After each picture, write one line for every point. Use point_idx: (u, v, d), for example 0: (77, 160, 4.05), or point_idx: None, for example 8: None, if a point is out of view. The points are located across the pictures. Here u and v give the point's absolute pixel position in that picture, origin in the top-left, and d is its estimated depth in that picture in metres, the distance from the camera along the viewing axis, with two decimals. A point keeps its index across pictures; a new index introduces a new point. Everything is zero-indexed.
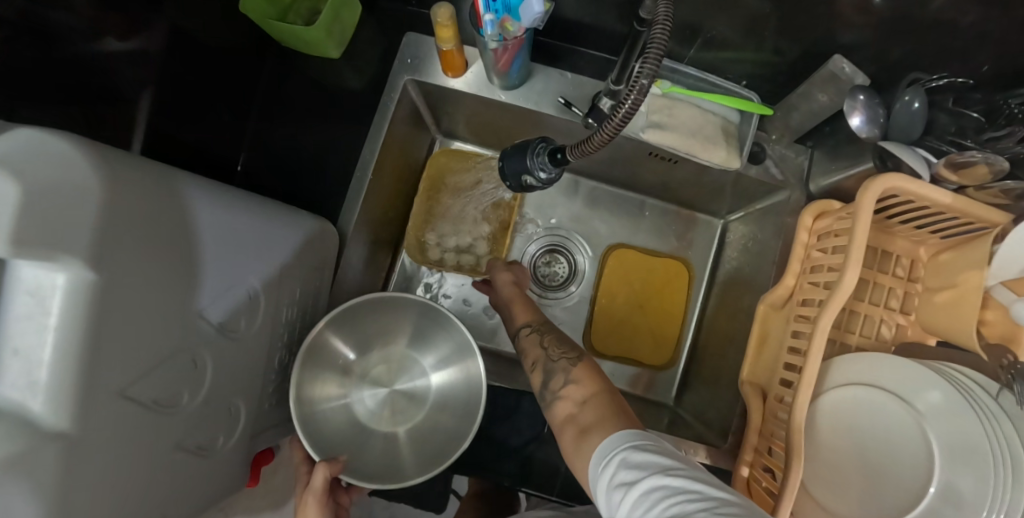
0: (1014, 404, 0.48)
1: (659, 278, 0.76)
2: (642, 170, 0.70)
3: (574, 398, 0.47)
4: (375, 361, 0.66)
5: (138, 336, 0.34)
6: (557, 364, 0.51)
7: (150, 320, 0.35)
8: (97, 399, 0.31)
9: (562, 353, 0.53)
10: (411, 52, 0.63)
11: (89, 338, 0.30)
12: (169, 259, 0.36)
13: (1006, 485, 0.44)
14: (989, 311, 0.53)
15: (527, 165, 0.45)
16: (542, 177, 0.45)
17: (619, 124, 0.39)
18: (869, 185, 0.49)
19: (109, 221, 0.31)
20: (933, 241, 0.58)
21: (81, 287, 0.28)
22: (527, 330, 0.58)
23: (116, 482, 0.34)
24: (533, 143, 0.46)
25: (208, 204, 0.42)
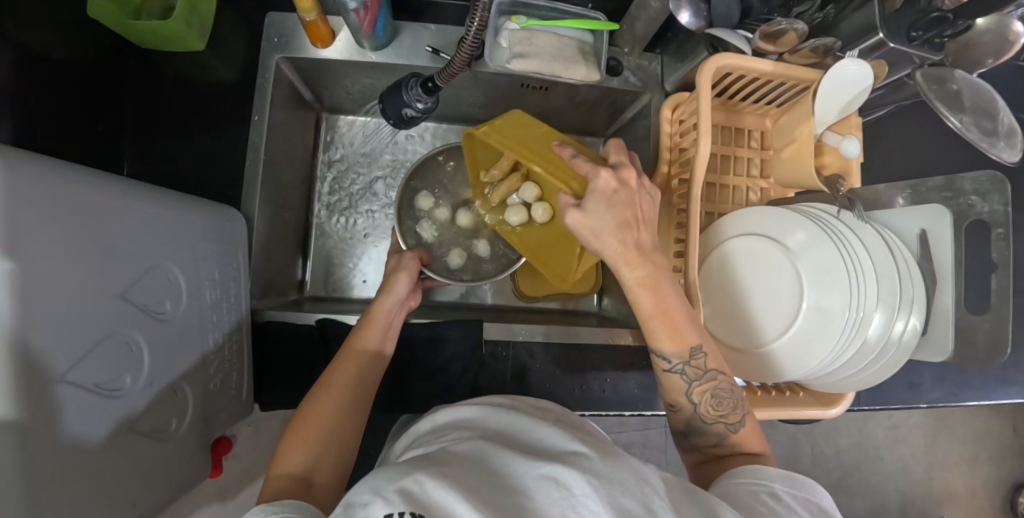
0: (853, 219, 0.58)
1: None
2: (522, 103, 0.76)
3: (725, 436, 0.51)
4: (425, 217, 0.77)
5: (66, 323, 0.35)
6: (712, 431, 0.51)
7: (73, 306, 0.36)
8: (39, 383, 0.32)
9: (717, 411, 0.51)
10: (277, 30, 0.65)
11: (16, 325, 0.30)
12: (84, 248, 0.37)
13: (856, 287, 0.54)
14: (826, 156, 0.63)
15: (404, 99, 0.49)
16: (420, 107, 0.49)
17: (472, 45, 0.43)
18: (703, 67, 0.57)
19: (17, 214, 0.31)
20: (774, 111, 0.68)
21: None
22: (679, 367, 0.51)
23: (71, 464, 0.35)
24: (405, 78, 0.49)
25: (114, 191, 0.41)
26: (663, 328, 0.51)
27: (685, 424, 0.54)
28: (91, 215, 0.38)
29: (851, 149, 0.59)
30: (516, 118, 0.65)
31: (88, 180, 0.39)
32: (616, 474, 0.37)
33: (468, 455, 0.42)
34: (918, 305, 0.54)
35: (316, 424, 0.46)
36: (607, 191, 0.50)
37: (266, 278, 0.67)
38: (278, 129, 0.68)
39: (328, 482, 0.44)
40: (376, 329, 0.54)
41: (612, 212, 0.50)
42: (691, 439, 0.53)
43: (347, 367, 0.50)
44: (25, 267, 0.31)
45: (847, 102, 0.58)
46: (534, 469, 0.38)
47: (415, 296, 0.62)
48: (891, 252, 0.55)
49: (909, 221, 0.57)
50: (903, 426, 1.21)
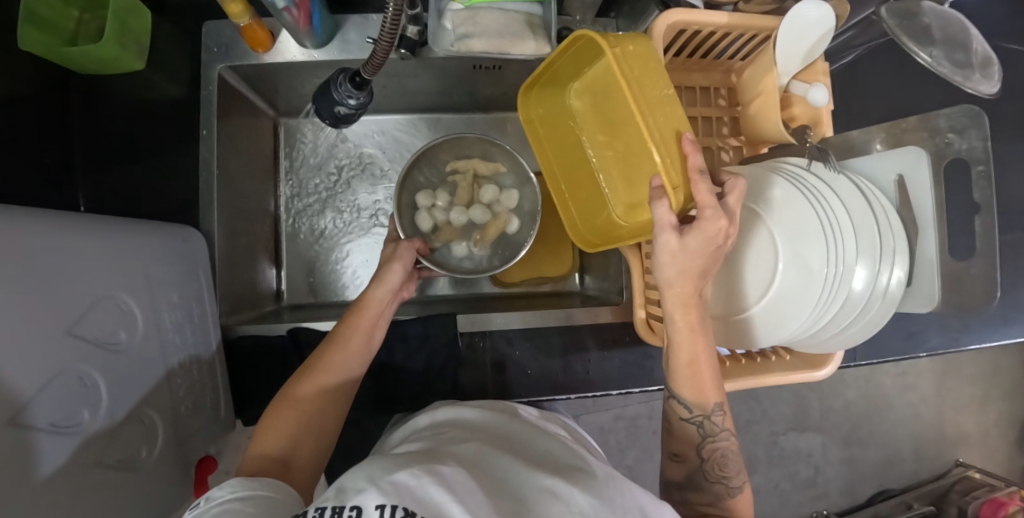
0: (824, 169, 0.55)
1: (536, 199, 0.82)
2: (480, 85, 0.74)
3: (716, 498, 0.48)
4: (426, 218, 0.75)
5: (14, 366, 0.35)
6: (710, 489, 0.49)
7: (19, 348, 0.35)
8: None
9: (719, 471, 0.49)
10: (215, 39, 0.63)
11: None
12: (19, 290, 0.36)
13: (834, 241, 0.51)
14: (795, 107, 0.60)
15: (335, 97, 0.47)
16: (353, 103, 0.47)
17: (391, 32, 0.40)
18: (654, 25, 0.54)
19: None
20: (739, 65, 0.64)
21: None
22: (695, 420, 0.49)
23: (33, 507, 0.35)
24: (334, 75, 0.47)
25: (50, 228, 0.41)
26: (688, 378, 0.48)
27: (683, 476, 0.51)
28: (25, 254, 0.37)
29: (820, 96, 0.56)
30: (646, 55, 0.47)
31: (19, 220, 0.38)
32: (613, 498, 0.39)
33: (466, 456, 0.41)
34: (900, 254, 0.52)
35: (297, 407, 0.46)
36: (713, 238, 0.43)
37: (237, 294, 0.67)
38: (231, 143, 0.67)
39: (302, 466, 0.44)
40: (366, 325, 0.52)
41: (700, 260, 0.44)
42: (684, 493, 0.50)
43: (337, 356, 0.49)
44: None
45: (810, 48, 0.55)
46: (535, 481, 0.39)
47: (406, 288, 0.61)
48: (867, 200, 0.52)
49: (885, 167, 0.53)
50: (911, 372, 1.19)
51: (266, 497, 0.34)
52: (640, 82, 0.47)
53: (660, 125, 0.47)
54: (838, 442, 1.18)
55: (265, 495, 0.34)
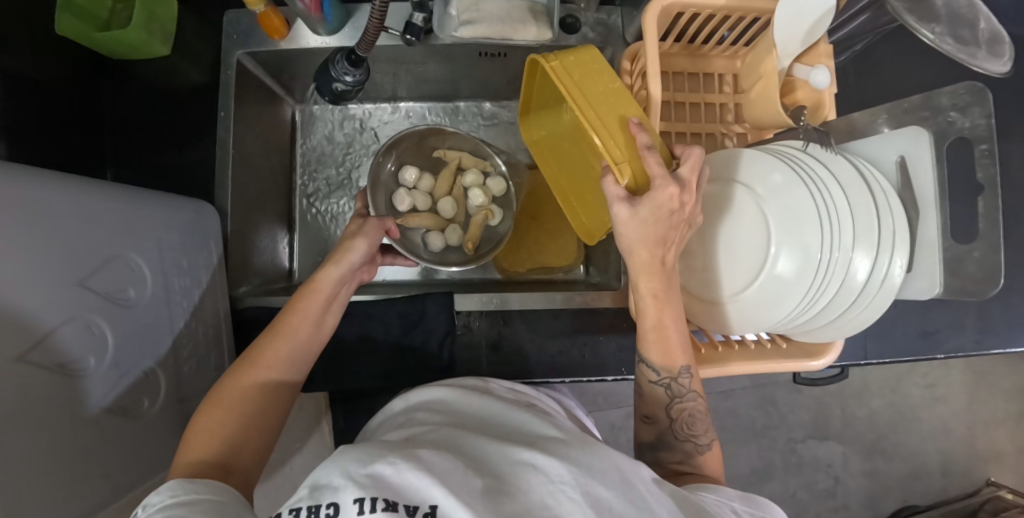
0: (821, 150, 0.54)
1: (540, 189, 0.83)
2: (486, 72, 0.75)
3: (689, 457, 0.51)
4: (407, 202, 0.77)
5: (25, 304, 0.38)
6: (680, 447, 0.51)
7: (35, 289, 0.39)
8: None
9: (689, 430, 0.52)
10: (236, 27, 0.67)
11: None
12: (36, 236, 0.40)
13: (828, 224, 0.50)
14: (798, 91, 0.59)
15: (332, 74, 0.49)
16: (349, 81, 0.50)
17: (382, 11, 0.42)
18: (647, 7, 0.54)
19: None
20: (743, 51, 0.64)
21: None
22: (663, 383, 0.52)
23: (37, 434, 0.38)
24: (332, 54, 0.50)
25: (66, 186, 0.44)
26: (654, 345, 0.50)
27: (655, 437, 0.53)
28: (43, 205, 0.41)
29: (822, 79, 0.55)
30: (586, 58, 0.55)
31: (39, 175, 0.42)
32: (597, 463, 0.37)
33: (440, 440, 0.41)
34: (901, 240, 0.50)
35: (233, 408, 0.43)
36: (664, 204, 0.45)
37: (248, 269, 0.70)
38: (247, 126, 0.70)
39: (247, 465, 0.41)
40: (317, 306, 0.50)
41: (656, 227, 0.46)
42: (656, 452, 0.52)
43: (278, 350, 0.46)
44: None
45: (809, 28, 0.54)
46: (513, 456, 0.38)
47: (367, 268, 0.59)
48: (866, 184, 0.51)
49: (886, 149, 0.53)
50: (942, 384, 1.13)
51: (211, 501, 0.33)
52: (585, 83, 0.54)
53: (608, 114, 0.53)
54: (860, 453, 1.13)
55: (210, 498, 0.34)
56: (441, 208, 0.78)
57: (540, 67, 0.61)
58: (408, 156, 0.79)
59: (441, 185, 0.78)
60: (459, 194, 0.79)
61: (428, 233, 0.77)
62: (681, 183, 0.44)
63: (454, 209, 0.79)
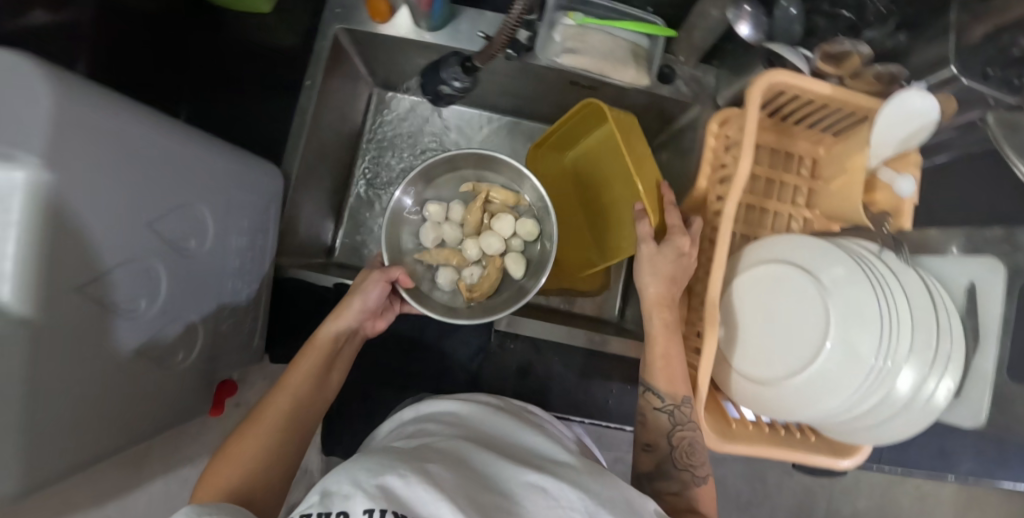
0: (894, 258, 0.54)
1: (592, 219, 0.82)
2: (570, 101, 0.75)
3: (688, 485, 0.55)
4: (428, 233, 0.73)
5: (91, 244, 0.40)
6: (678, 478, 0.55)
7: (104, 230, 0.41)
8: (55, 287, 0.37)
9: (688, 460, 0.56)
10: (339, 1, 0.67)
11: (44, 243, 0.35)
12: (119, 177, 0.41)
13: (891, 334, 0.50)
14: (877, 192, 0.60)
15: (442, 77, 0.49)
16: (457, 86, 0.50)
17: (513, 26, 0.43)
18: (755, 81, 0.55)
19: (62, 129, 0.36)
20: (829, 140, 0.64)
21: (35, 184, 0.34)
22: (665, 408, 0.55)
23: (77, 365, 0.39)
24: (446, 56, 0.50)
25: (153, 130, 0.45)
26: (661, 374, 0.55)
27: (654, 465, 0.57)
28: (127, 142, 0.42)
29: (906, 187, 0.55)
30: (625, 123, 0.64)
31: (131, 116, 0.43)
32: (595, 487, 0.39)
33: (449, 453, 0.42)
34: (953, 365, 0.50)
35: (242, 462, 0.44)
36: (681, 249, 0.55)
37: (295, 239, 0.70)
38: (326, 99, 0.70)
39: (260, 506, 0.43)
40: (316, 358, 0.52)
41: (669, 266, 0.56)
42: (654, 481, 0.56)
43: (282, 407, 0.49)
44: (54, 179, 0.35)
45: (908, 134, 0.54)
46: (521, 476, 0.39)
47: (375, 321, 0.61)
48: (932, 302, 0.51)
49: (955, 273, 0.53)
50: (932, 499, 1.12)
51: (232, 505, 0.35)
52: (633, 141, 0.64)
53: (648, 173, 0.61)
54: None
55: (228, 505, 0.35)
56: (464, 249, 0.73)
57: (596, 107, 0.65)
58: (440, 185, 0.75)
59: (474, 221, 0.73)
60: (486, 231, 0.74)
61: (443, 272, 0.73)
62: (695, 234, 0.54)
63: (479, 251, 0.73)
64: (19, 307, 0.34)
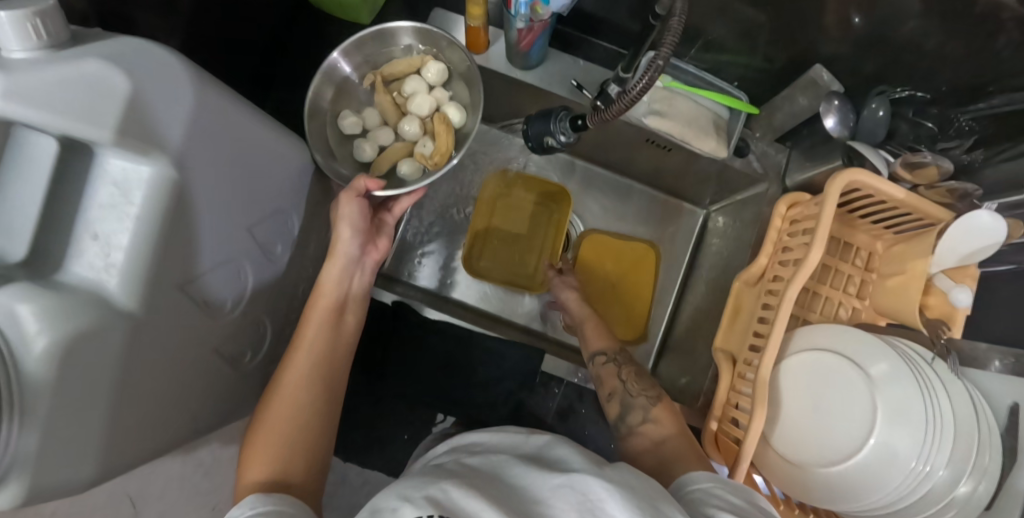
0: (945, 369, 0.56)
1: (634, 271, 0.82)
2: (638, 156, 0.77)
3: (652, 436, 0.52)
4: (370, 150, 0.67)
5: (194, 245, 0.40)
6: (638, 403, 0.55)
7: (208, 232, 0.41)
8: (160, 285, 0.37)
9: (641, 390, 0.57)
10: (438, 26, 0.69)
11: (156, 243, 0.36)
12: (228, 180, 0.42)
13: (936, 439, 0.52)
14: (931, 296, 0.62)
15: (550, 128, 0.57)
16: (561, 139, 0.57)
17: (634, 98, 0.47)
18: (836, 175, 0.57)
19: (194, 131, 0.37)
20: (889, 237, 0.67)
21: (161, 180, 0.35)
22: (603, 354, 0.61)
23: (167, 362, 0.40)
24: (556, 112, 0.57)
25: (268, 135, 0.46)
26: (592, 330, 0.66)
27: (619, 408, 0.57)
28: (245, 146, 0.43)
29: (961, 298, 0.57)
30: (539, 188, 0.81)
31: (254, 120, 0.44)
32: (624, 482, 0.37)
33: (484, 473, 0.41)
34: (989, 480, 0.52)
35: (279, 432, 0.45)
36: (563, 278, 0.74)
37: None
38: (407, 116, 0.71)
39: (304, 484, 0.43)
40: (315, 343, 0.50)
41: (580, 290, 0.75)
42: (623, 420, 0.55)
43: (302, 360, 0.48)
44: (179, 181, 0.36)
45: (972, 251, 0.57)
46: (548, 481, 0.38)
47: (380, 241, 0.59)
48: (976, 415, 0.53)
49: (1001, 392, 0.55)
50: None
51: (278, 510, 0.37)
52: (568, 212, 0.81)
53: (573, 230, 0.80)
54: None
55: (281, 508, 0.38)
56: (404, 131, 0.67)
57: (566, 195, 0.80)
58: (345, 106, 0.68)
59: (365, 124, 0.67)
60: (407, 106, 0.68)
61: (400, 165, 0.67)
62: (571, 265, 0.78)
63: (418, 124, 0.67)
64: (126, 302, 0.35)
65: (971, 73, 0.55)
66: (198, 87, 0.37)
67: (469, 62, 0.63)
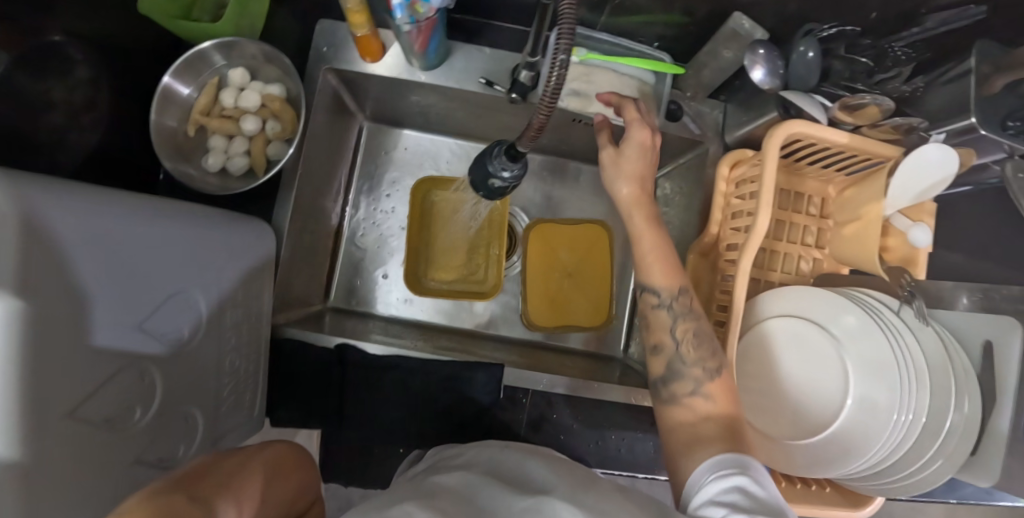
0: (913, 316, 0.54)
1: (592, 251, 0.78)
2: (571, 136, 0.72)
3: (698, 411, 0.49)
4: (241, 162, 0.60)
5: (73, 365, 0.34)
6: (690, 375, 0.50)
7: (85, 347, 0.35)
8: (46, 422, 0.31)
9: (698, 355, 0.51)
10: (326, 40, 0.63)
11: (23, 383, 0.29)
12: (100, 279, 0.37)
13: (911, 391, 0.50)
14: (891, 238, 0.59)
15: (489, 169, 0.46)
16: (506, 176, 0.46)
17: (549, 102, 0.39)
18: (773, 132, 0.54)
19: (34, 242, 0.31)
20: (840, 179, 0.63)
21: (14, 311, 0.28)
22: (661, 304, 0.54)
23: (78, 503, 0.35)
24: (489, 149, 0.47)
25: (137, 215, 0.41)
26: (657, 266, 0.54)
27: (666, 367, 0.52)
28: (110, 235, 0.38)
29: (920, 238, 0.54)
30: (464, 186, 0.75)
31: (115, 205, 0.39)
32: (595, 504, 0.40)
33: (455, 489, 0.44)
34: (969, 424, 0.50)
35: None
36: (643, 142, 0.54)
37: (291, 295, 0.66)
38: (314, 143, 0.65)
39: None
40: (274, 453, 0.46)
41: (639, 162, 0.55)
42: (669, 387, 0.51)
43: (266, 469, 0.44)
44: (37, 305, 0.30)
45: (926, 187, 0.54)
46: (516, 503, 0.41)
47: None
48: (949, 359, 0.51)
49: (971, 331, 0.53)
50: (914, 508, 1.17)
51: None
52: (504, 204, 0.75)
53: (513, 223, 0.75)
54: None
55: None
56: (251, 129, 0.60)
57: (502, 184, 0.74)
58: (194, 160, 0.60)
59: (223, 156, 0.60)
60: (237, 116, 0.61)
61: (275, 151, 0.61)
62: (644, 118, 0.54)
63: (256, 115, 0.60)
64: (8, 456, 0.28)
65: None
66: (21, 188, 0.32)
67: (259, 45, 0.57)
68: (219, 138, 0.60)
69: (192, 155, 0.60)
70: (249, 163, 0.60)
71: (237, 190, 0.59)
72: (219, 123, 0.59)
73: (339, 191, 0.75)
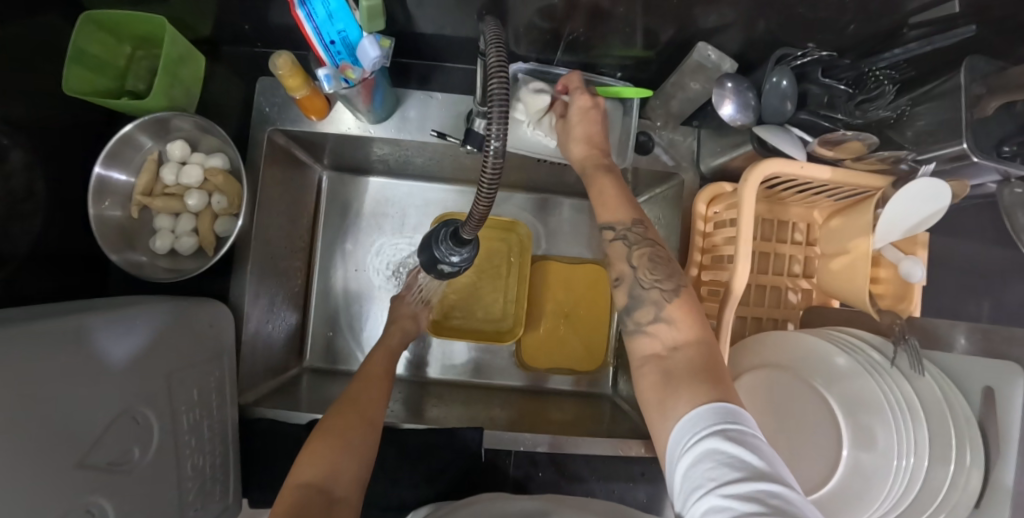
0: (907, 363, 0.50)
1: (585, 289, 0.75)
2: (538, 171, 0.69)
3: (664, 340, 0.43)
4: (190, 242, 0.57)
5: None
6: (646, 296, 0.45)
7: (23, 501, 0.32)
8: None
9: (655, 278, 0.46)
10: (268, 99, 0.60)
11: None
12: (30, 425, 0.33)
13: (908, 447, 0.46)
14: (882, 270, 0.56)
15: (437, 254, 0.43)
16: (456, 261, 0.42)
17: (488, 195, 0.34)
18: (746, 174, 0.49)
19: None
20: (825, 205, 0.59)
21: None
22: (612, 234, 0.49)
23: None
24: (436, 231, 0.44)
25: (62, 340, 0.38)
26: (610, 195, 0.50)
27: (626, 298, 0.46)
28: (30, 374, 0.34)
29: (914, 272, 0.50)
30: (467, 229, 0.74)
31: (37, 336, 0.36)
32: None
33: None
34: (974, 480, 0.45)
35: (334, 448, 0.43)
36: (585, 108, 0.53)
37: (261, 366, 0.64)
38: (270, 207, 0.62)
39: (347, 496, 0.41)
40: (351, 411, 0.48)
41: (584, 126, 0.53)
42: (630, 314, 0.46)
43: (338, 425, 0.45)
44: None
45: (917, 222, 0.49)
46: None
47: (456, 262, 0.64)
48: (948, 409, 0.47)
49: (971, 375, 0.49)
50: None
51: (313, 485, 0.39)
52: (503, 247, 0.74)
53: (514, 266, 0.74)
54: None
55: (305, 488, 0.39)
56: (197, 205, 0.57)
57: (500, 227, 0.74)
58: (142, 244, 0.57)
59: (170, 237, 0.57)
60: (181, 194, 0.58)
61: (224, 226, 0.58)
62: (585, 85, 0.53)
63: (200, 191, 0.57)
64: None
65: (877, 14, 0.46)
66: None
67: (195, 119, 0.55)
68: (165, 218, 0.57)
69: (139, 240, 0.57)
70: (198, 241, 0.57)
71: (190, 273, 0.57)
72: (163, 202, 0.57)
73: (304, 247, 0.72)
